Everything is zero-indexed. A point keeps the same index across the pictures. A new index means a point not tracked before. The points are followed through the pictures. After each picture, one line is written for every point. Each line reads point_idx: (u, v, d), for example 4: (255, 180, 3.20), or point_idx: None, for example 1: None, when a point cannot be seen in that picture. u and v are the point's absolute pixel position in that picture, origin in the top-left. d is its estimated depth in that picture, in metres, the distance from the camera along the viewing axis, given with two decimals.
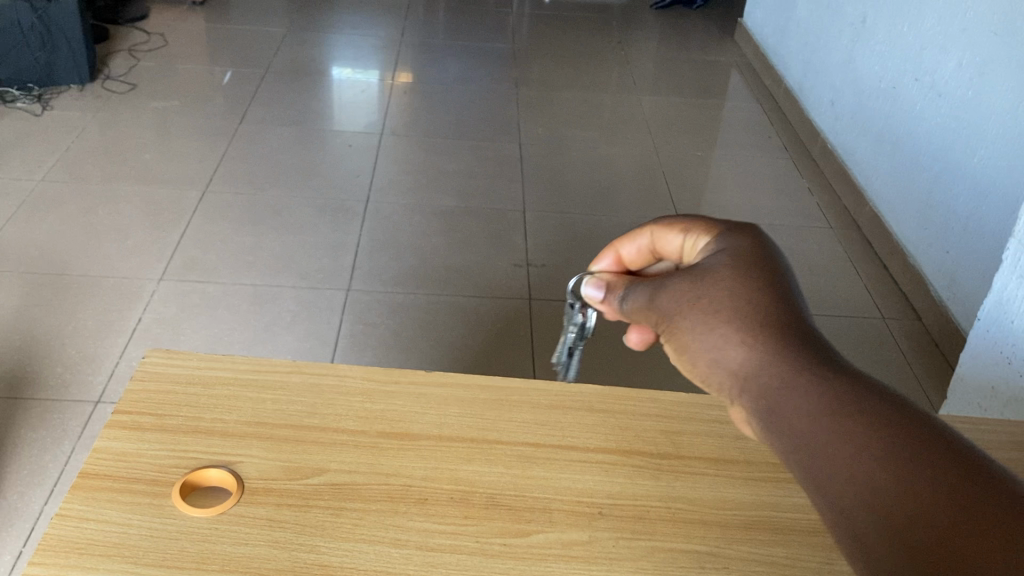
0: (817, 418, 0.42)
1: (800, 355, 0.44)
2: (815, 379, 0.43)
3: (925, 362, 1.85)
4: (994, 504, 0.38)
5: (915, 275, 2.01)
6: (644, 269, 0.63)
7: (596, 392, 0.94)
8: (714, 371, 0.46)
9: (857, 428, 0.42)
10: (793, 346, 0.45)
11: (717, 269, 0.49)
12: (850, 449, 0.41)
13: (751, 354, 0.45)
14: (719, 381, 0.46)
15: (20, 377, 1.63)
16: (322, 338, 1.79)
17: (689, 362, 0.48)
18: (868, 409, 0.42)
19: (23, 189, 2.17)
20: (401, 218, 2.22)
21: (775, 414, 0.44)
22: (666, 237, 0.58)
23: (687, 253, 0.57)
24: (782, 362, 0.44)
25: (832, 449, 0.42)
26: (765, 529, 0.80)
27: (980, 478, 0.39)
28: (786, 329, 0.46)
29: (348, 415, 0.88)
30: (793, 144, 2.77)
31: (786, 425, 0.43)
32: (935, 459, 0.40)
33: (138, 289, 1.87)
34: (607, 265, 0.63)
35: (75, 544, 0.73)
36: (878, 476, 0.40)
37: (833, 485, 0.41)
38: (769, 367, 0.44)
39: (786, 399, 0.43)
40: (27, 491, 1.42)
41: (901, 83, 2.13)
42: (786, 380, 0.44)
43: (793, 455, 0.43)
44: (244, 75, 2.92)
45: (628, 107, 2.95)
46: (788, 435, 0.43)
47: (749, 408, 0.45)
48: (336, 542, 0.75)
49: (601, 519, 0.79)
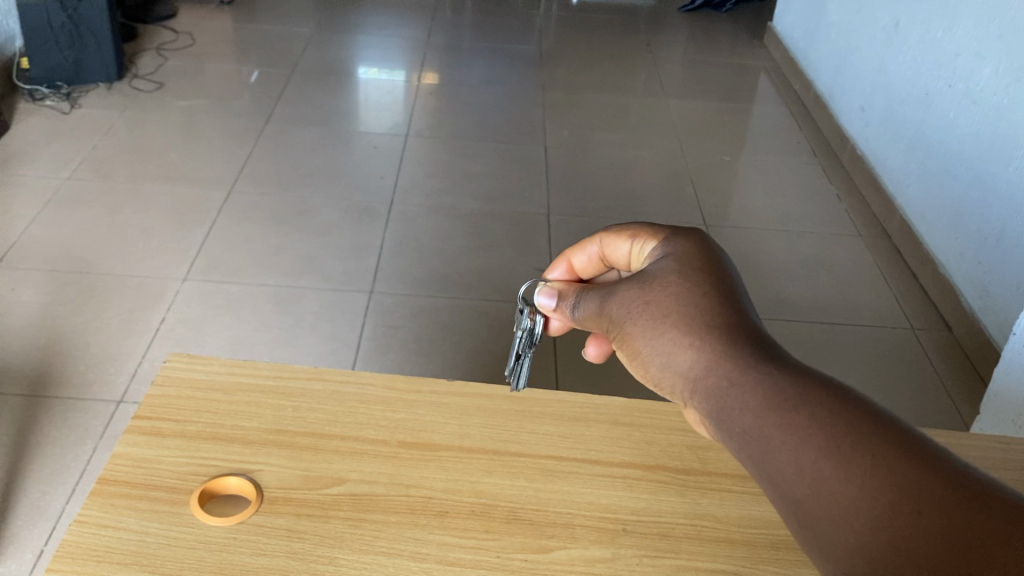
0: (761, 415, 0.45)
1: (746, 356, 0.47)
2: (760, 375, 0.46)
3: (955, 374, 1.82)
4: (934, 485, 0.41)
5: (947, 286, 1.98)
6: (594, 277, 0.71)
7: (620, 404, 0.92)
8: (675, 378, 0.50)
9: (800, 419, 0.44)
10: (741, 348, 0.48)
11: (670, 282, 0.53)
12: (794, 442, 0.43)
13: (703, 359, 0.48)
14: (680, 388, 0.50)
15: (43, 374, 1.64)
16: (345, 341, 1.78)
17: (653, 370, 0.52)
18: (810, 398, 0.44)
19: (51, 187, 2.18)
20: (426, 220, 2.21)
21: (725, 414, 0.47)
22: (613, 246, 0.66)
23: (632, 259, 0.65)
24: (730, 364, 0.47)
25: (777, 444, 0.44)
26: (793, 549, 0.78)
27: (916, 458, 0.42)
28: (734, 332, 0.49)
29: (369, 424, 0.87)
30: (822, 150, 2.74)
31: (736, 422, 0.46)
32: (882, 450, 0.42)
33: (162, 289, 1.87)
34: (560, 274, 0.72)
35: (93, 552, 0.72)
36: (822, 466, 0.42)
37: (783, 478, 0.44)
38: (718, 369, 0.48)
39: (734, 398, 0.46)
40: (50, 490, 1.42)
41: (935, 89, 2.09)
42: (735, 383, 0.46)
43: (745, 452, 0.46)
44: (272, 74, 2.93)
45: (655, 111, 2.92)
46: (739, 433, 0.46)
47: (705, 410, 0.48)
48: (355, 554, 0.73)
49: (625, 536, 0.78)
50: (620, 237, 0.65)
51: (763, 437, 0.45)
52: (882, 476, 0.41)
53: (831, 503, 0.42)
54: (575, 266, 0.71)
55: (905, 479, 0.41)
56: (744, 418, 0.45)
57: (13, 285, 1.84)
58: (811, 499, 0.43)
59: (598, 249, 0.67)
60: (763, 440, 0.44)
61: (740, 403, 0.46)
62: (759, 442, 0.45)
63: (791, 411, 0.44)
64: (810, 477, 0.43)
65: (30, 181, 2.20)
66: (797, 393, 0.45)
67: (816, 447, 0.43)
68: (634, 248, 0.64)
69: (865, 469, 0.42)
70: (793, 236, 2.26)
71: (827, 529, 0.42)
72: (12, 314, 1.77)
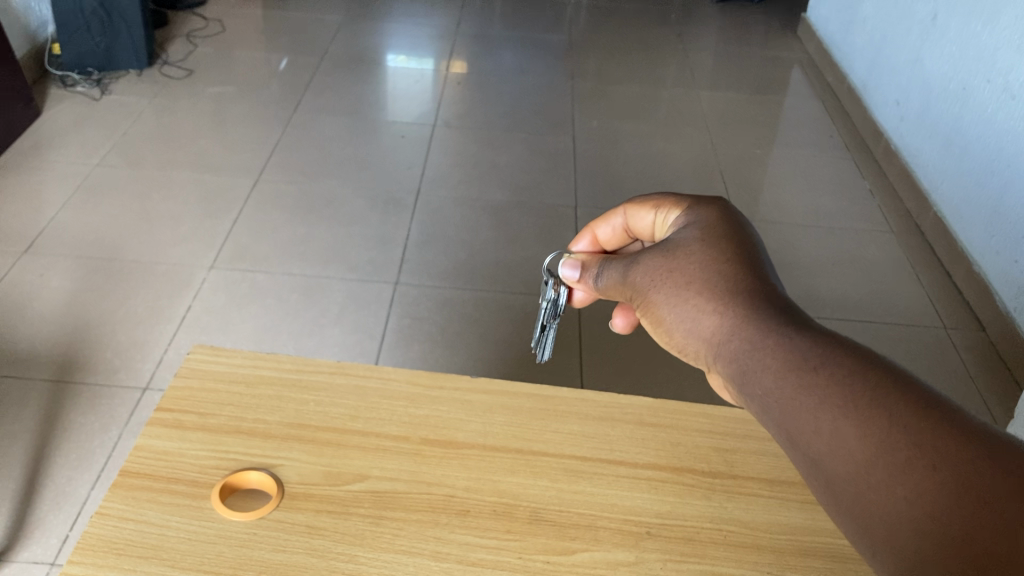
0: (781, 375, 0.47)
1: (769, 322, 0.50)
2: (782, 339, 0.48)
3: (988, 375, 1.79)
4: (944, 435, 0.41)
5: (981, 285, 1.95)
6: (617, 248, 0.76)
7: (646, 405, 0.91)
8: (704, 345, 0.53)
9: (819, 380, 0.46)
10: (767, 317, 0.50)
11: (699, 257, 0.56)
12: (814, 402, 0.45)
13: (730, 327, 0.51)
14: (708, 353, 0.53)
15: (71, 360, 1.65)
16: (370, 332, 1.78)
17: (685, 338, 0.55)
18: (829, 360, 0.46)
19: (81, 173, 2.20)
20: (452, 211, 2.20)
21: (748, 376, 0.49)
22: (638, 217, 0.70)
23: (657, 229, 0.69)
24: (755, 330, 0.50)
25: (796, 403, 0.46)
26: (822, 556, 0.76)
27: (932, 411, 0.42)
28: (761, 303, 0.51)
29: (393, 420, 0.86)
30: (856, 144, 2.69)
31: (760, 385, 0.48)
32: (897, 405, 0.43)
33: (189, 276, 1.88)
34: (585, 246, 0.77)
35: (114, 545, 0.72)
36: (839, 424, 0.44)
37: (805, 438, 0.46)
38: (744, 337, 0.50)
39: (756, 360, 0.49)
40: (75, 475, 1.43)
41: (973, 83, 2.05)
42: (756, 345, 0.49)
43: (769, 414, 0.48)
44: (301, 62, 2.92)
45: (686, 102, 2.89)
46: (761, 395, 0.49)
47: (734, 377, 0.51)
48: (375, 552, 0.73)
49: (649, 540, 0.76)
50: (644, 209, 0.69)
51: (785, 397, 0.47)
52: (897, 430, 0.42)
53: (848, 459, 0.43)
54: (599, 238, 0.76)
55: (919, 433, 0.42)
56: (766, 380, 0.48)
57: (43, 270, 1.86)
58: (830, 457, 0.44)
59: (622, 220, 0.72)
60: (784, 400, 0.47)
61: (761, 365, 0.48)
62: (782, 404, 0.47)
63: (811, 372, 0.46)
64: (828, 435, 0.44)
65: (60, 166, 2.21)
66: (817, 356, 0.46)
67: (834, 406, 0.44)
68: (657, 218, 0.68)
69: (881, 425, 0.43)
70: (824, 232, 2.23)
71: (846, 486, 0.44)
72: (42, 299, 1.78)
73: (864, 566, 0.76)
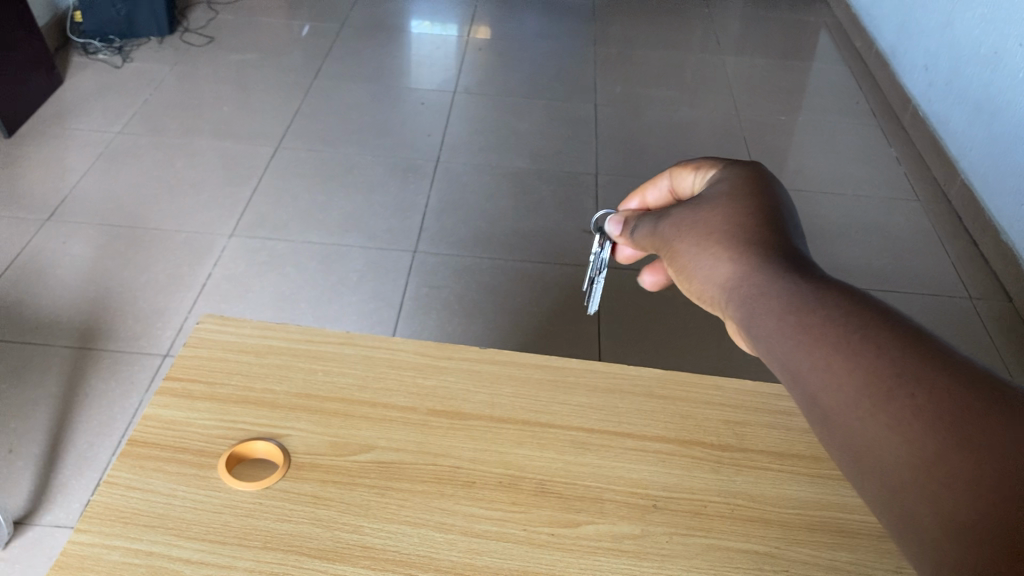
0: (782, 316, 0.46)
1: (778, 268, 0.49)
2: (788, 285, 0.47)
3: (1014, 346, 1.76)
4: (926, 368, 0.39)
5: (1009, 254, 1.91)
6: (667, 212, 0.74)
7: (657, 376, 0.90)
8: (717, 291, 0.52)
9: (816, 320, 0.44)
10: (778, 265, 0.49)
11: (721, 211, 0.55)
12: (809, 341, 0.44)
13: (740, 272, 0.50)
14: (721, 300, 0.52)
15: (93, 327, 1.66)
16: (388, 300, 1.77)
17: (702, 287, 0.54)
18: (830, 303, 0.45)
19: (103, 140, 2.20)
20: (471, 179, 2.18)
21: (752, 318, 0.48)
22: (683, 178, 0.68)
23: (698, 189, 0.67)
24: (762, 276, 0.49)
25: (795, 343, 0.45)
26: (831, 531, 0.75)
27: (920, 346, 0.41)
28: (777, 252, 0.50)
29: (400, 390, 0.86)
30: (883, 110, 2.64)
31: (761, 326, 0.47)
32: (885, 341, 0.41)
33: (209, 244, 1.89)
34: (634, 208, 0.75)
35: (121, 514, 0.73)
36: (831, 360, 0.43)
37: (802, 376, 0.44)
38: (751, 281, 0.49)
39: (761, 304, 0.47)
40: (97, 440, 1.45)
41: (1005, 47, 2.00)
42: (762, 290, 0.48)
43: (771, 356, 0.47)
44: (322, 29, 2.91)
45: (710, 68, 2.84)
46: (763, 336, 0.47)
47: (742, 322, 0.49)
48: (380, 523, 0.73)
49: (655, 513, 0.76)
50: (687, 168, 0.67)
51: (782, 335, 0.46)
52: (883, 365, 0.41)
53: (838, 395, 0.42)
54: (648, 203, 0.74)
55: (903, 365, 0.40)
56: (768, 321, 0.47)
57: (66, 237, 1.87)
58: (822, 393, 0.43)
59: (668, 183, 0.70)
60: (784, 340, 0.45)
61: (765, 308, 0.47)
62: (782, 344, 0.45)
63: (809, 313, 0.45)
64: (821, 370, 0.43)
65: (83, 134, 2.22)
66: (819, 298, 0.45)
67: (827, 344, 0.43)
68: (698, 178, 0.66)
69: (868, 361, 0.41)
70: (849, 200, 2.19)
71: (838, 422, 0.42)
72: (64, 266, 1.79)
73: (873, 542, 0.75)
